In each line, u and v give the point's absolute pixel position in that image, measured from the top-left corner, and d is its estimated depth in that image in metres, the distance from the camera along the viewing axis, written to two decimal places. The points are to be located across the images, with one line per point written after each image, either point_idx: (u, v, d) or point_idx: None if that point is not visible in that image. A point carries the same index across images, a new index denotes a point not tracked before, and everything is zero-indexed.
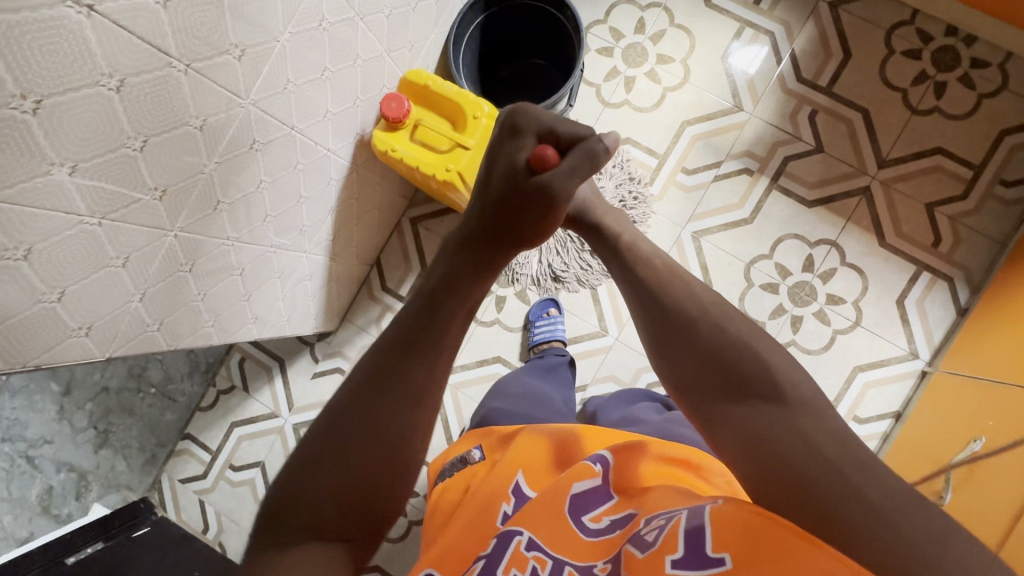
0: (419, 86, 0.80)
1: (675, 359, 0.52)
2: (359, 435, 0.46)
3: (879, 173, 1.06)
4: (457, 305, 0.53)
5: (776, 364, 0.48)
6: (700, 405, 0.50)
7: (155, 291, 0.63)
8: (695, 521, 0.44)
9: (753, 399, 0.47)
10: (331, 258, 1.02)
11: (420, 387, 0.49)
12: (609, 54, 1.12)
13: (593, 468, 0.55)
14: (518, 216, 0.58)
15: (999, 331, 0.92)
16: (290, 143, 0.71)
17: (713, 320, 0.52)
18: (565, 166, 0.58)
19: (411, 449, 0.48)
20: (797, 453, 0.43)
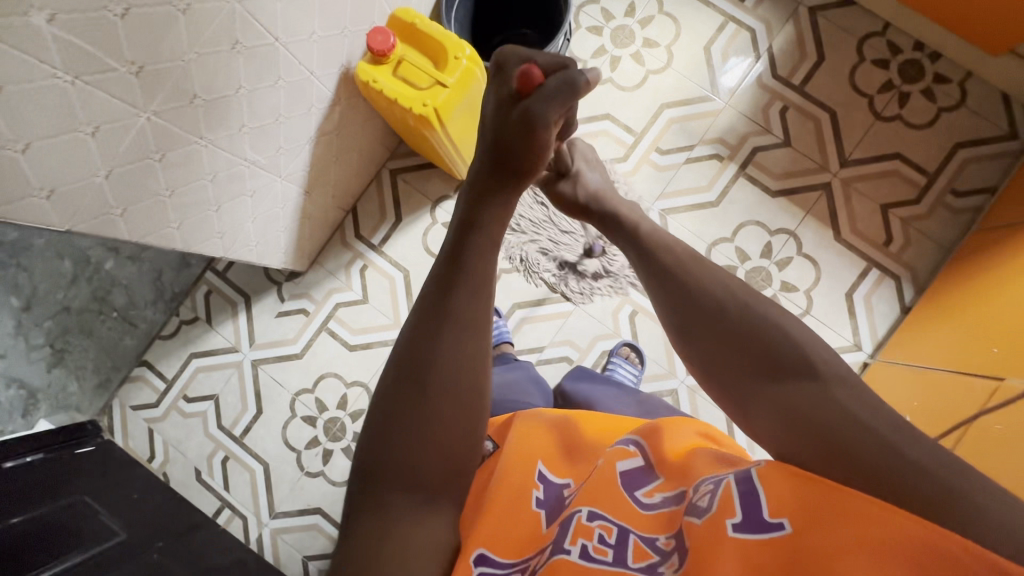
0: (407, 24, 0.83)
1: (699, 351, 0.49)
2: (421, 388, 0.44)
3: (840, 172, 1.11)
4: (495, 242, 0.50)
5: (798, 335, 0.45)
6: (733, 386, 0.47)
7: (122, 172, 0.65)
8: (746, 486, 0.43)
9: (780, 383, 0.44)
10: (306, 194, 1.04)
11: (475, 329, 0.46)
12: (598, 32, 1.17)
13: (627, 450, 0.53)
14: (511, 143, 0.51)
15: (932, 323, 0.99)
16: (274, 55, 0.73)
17: (724, 285, 0.50)
18: (551, 85, 0.50)
19: (476, 389, 0.46)
20: (839, 426, 0.41)
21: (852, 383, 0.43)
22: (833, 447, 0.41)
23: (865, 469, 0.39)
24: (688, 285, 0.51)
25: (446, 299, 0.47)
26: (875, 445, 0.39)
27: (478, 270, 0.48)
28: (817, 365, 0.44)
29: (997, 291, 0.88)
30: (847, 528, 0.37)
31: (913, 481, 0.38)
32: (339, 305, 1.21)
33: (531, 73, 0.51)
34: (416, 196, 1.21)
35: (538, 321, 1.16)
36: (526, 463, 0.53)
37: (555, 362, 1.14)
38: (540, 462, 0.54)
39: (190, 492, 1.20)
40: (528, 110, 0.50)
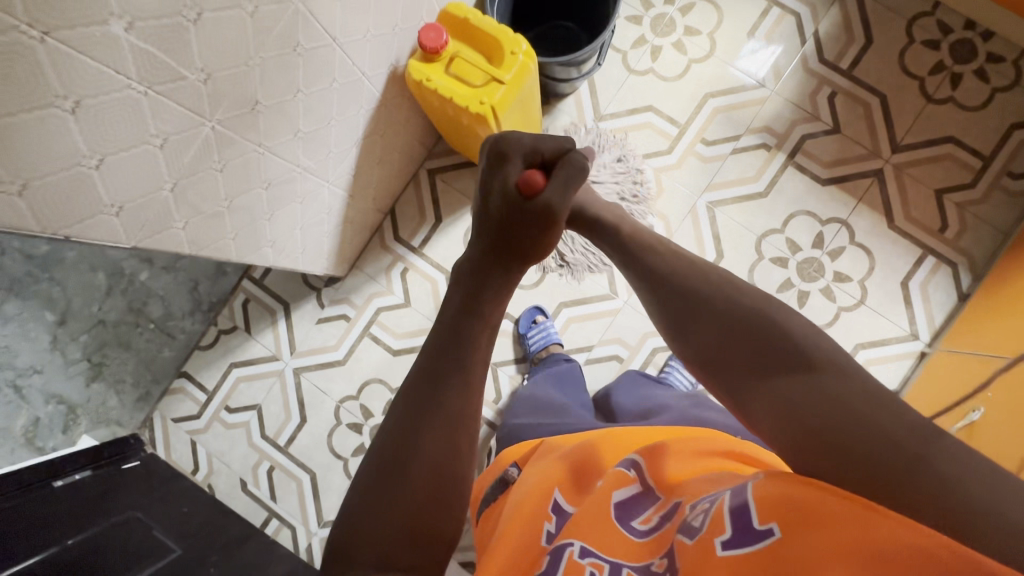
0: (459, 20, 0.80)
1: (693, 355, 0.47)
2: (401, 471, 0.45)
3: (892, 157, 1.09)
4: (484, 323, 0.52)
5: (797, 330, 0.43)
6: (730, 382, 0.44)
7: (187, 184, 0.63)
8: (738, 499, 0.42)
9: (769, 387, 0.42)
10: (349, 198, 1.02)
11: (457, 415, 0.47)
12: (638, 22, 1.14)
13: (626, 474, 0.53)
14: (516, 237, 0.56)
15: (993, 310, 0.96)
16: (331, 57, 0.71)
17: (731, 284, 0.47)
18: (555, 187, 0.56)
19: (456, 475, 0.47)
20: (847, 422, 0.38)
21: (852, 376, 0.40)
22: (836, 447, 0.38)
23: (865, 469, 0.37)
24: (681, 290, 0.49)
25: (426, 384, 0.48)
26: (871, 450, 0.37)
27: (460, 356, 0.49)
28: (820, 357, 0.41)
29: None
30: (841, 542, 0.36)
31: (912, 490, 0.35)
32: (381, 310, 1.19)
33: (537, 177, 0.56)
34: (455, 195, 1.18)
35: (586, 320, 1.14)
36: (538, 495, 0.55)
37: (605, 361, 1.13)
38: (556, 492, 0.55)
39: (237, 503, 1.19)
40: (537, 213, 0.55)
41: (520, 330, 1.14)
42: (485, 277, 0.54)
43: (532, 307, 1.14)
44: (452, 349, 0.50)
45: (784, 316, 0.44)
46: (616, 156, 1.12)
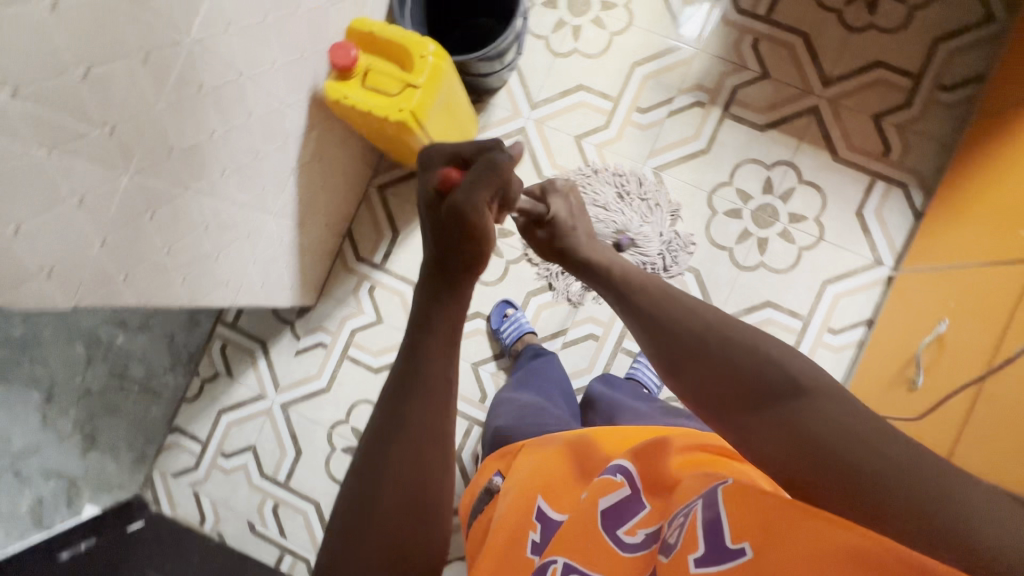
0: (365, 34, 0.82)
1: (683, 390, 0.46)
2: (373, 502, 0.45)
3: (825, 92, 1.09)
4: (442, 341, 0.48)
5: (781, 358, 0.41)
6: (729, 417, 0.42)
7: (117, 238, 0.64)
8: (710, 512, 0.43)
9: (761, 416, 0.40)
10: (299, 226, 1.03)
11: (429, 437, 0.46)
12: (554, 6, 1.15)
13: (613, 480, 0.50)
14: (444, 245, 0.49)
15: (952, 225, 0.96)
16: (240, 90, 0.72)
17: (717, 315, 0.46)
18: (469, 176, 0.50)
19: (433, 494, 0.46)
20: (837, 445, 0.37)
21: (841, 398, 0.39)
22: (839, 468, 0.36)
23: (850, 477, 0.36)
24: (665, 322, 0.48)
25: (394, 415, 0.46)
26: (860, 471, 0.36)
27: (417, 379, 0.47)
28: (810, 386, 0.40)
29: (993, 186, 0.89)
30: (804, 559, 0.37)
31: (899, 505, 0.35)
32: (355, 331, 1.20)
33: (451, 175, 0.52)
34: (407, 206, 1.20)
35: (556, 305, 1.15)
36: (522, 504, 0.53)
37: (582, 341, 1.14)
38: (539, 499, 0.53)
39: (249, 546, 1.20)
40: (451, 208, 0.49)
41: (494, 326, 1.15)
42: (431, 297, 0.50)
43: (501, 302, 1.16)
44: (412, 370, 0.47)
45: (757, 341, 0.43)
46: (556, 142, 1.15)
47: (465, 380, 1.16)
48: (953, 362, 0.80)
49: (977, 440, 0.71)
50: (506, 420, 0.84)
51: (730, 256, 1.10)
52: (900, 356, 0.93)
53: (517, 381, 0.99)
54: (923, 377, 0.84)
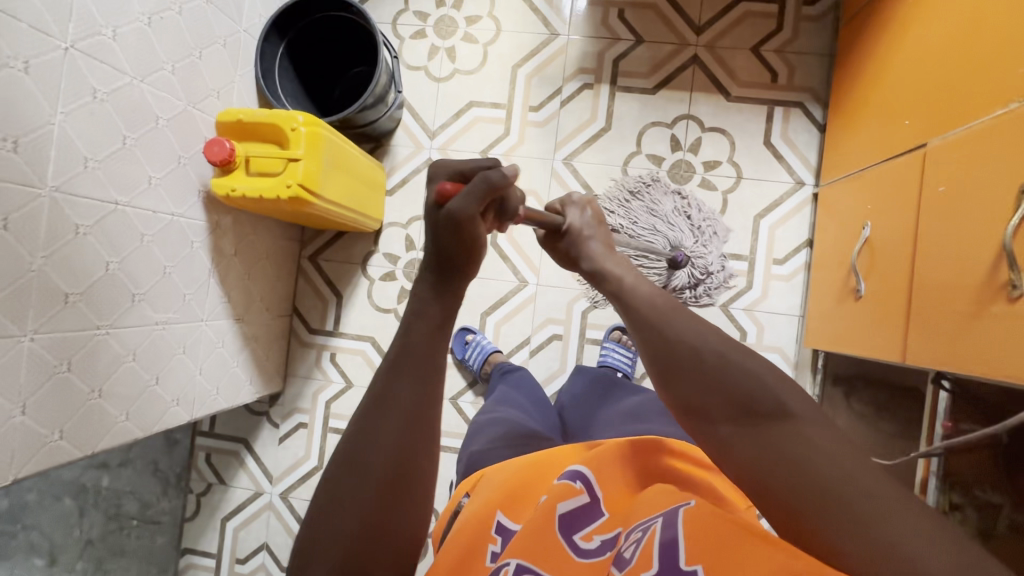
0: (234, 123, 0.83)
1: (674, 402, 0.42)
2: (359, 463, 0.43)
3: (700, 40, 1.12)
4: (435, 323, 0.46)
5: (778, 386, 0.39)
6: (718, 433, 0.40)
7: (39, 399, 0.65)
8: (670, 532, 0.43)
9: (746, 435, 0.38)
10: (238, 321, 1.03)
11: (421, 412, 0.45)
12: (423, 35, 1.17)
13: (573, 487, 0.50)
14: (440, 249, 0.46)
15: (846, 129, 0.98)
16: (123, 218, 0.72)
17: (722, 337, 0.42)
18: (465, 194, 0.44)
19: (421, 473, 0.44)
20: (821, 471, 0.35)
21: (836, 438, 0.37)
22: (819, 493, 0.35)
23: (821, 500, 0.35)
24: (664, 337, 0.43)
25: (385, 380, 0.45)
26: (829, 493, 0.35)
27: (411, 349, 0.45)
28: (800, 416, 0.38)
29: (872, 83, 0.90)
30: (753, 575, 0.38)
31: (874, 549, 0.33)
32: (330, 403, 1.20)
33: (450, 186, 0.45)
34: (342, 267, 1.20)
35: (511, 318, 1.15)
36: (477, 520, 0.52)
37: (547, 345, 1.15)
38: (499, 513, 0.52)
39: None
40: (449, 217, 0.44)
41: (459, 356, 1.15)
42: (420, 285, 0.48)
43: (459, 330, 1.16)
44: (406, 343, 0.45)
45: (758, 369, 0.40)
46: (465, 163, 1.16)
47: (447, 417, 1.16)
48: (885, 263, 0.81)
49: (922, 337, 0.71)
50: (485, 445, 0.79)
51: None
52: (840, 267, 0.94)
53: (493, 398, 0.96)
54: (864, 283, 0.85)
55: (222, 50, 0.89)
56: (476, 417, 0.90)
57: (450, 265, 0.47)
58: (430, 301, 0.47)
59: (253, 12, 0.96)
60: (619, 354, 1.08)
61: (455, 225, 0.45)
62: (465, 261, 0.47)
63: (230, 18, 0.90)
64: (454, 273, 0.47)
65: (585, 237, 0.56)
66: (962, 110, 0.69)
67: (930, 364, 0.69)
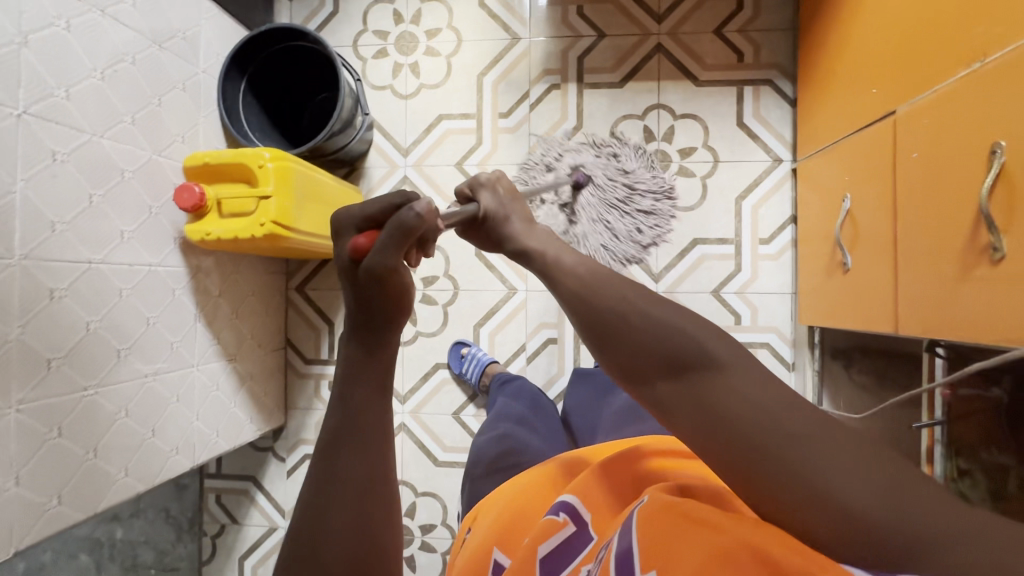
0: (201, 167, 0.83)
1: (616, 370, 0.40)
2: (312, 552, 0.40)
3: (662, 28, 1.11)
4: (377, 387, 0.44)
5: (704, 336, 0.37)
6: (652, 394, 0.39)
7: (33, 468, 0.64)
8: (626, 541, 0.38)
9: (683, 390, 0.37)
10: (231, 360, 1.02)
11: (373, 482, 0.43)
12: (385, 54, 1.16)
13: (557, 520, 0.49)
14: (364, 304, 0.43)
15: (817, 101, 0.97)
16: (98, 276, 0.72)
17: (648, 295, 0.41)
18: (382, 245, 0.42)
19: (383, 546, 0.42)
20: (758, 427, 0.34)
21: (777, 387, 0.35)
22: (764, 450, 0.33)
23: (767, 460, 0.33)
24: (593, 306, 0.42)
25: (328, 450, 0.43)
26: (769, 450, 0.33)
27: (353, 422, 0.43)
28: (733, 368, 0.36)
29: (836, 53, 0.89)
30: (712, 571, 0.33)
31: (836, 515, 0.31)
32: None
33: (364, 239, 0.44)
34: (330, 294, 1.19)
35: (504, 326, 1.15)
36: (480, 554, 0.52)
37: (543, 350, 1.14)
38: (494, 551, 0.52)
39: None
40: (367, 271, 0.42)
41: (456, 370, 1.15)
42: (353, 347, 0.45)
43: (454, 344, 1.16)
44: (347, 416, 0.43)
45: (680, 322, 0.39)
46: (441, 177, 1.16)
47: (452, 432, 1.16)
48: (868, 233, 0.80)
49: (911, 305, 0.70)
50: (486, 468, 0.77)
51: None
52: (826, 240, 0.94)
53: (495, 413, 0.96)
54: (850, 256, 0.85)
55: (183, 94, 0.88)
56: (478, 438, 0.90)
57: (376, 319, 0.44)
58: (370, 364, 0.44)
59: (210, 52, 0.95)
60: None
61: (378, 275, 0.42)
62: (395, 310, 0.44)
63: (187, 61, 0.89)
64: (384, 324, 0.45)
65: (507, 218, 0.54)
66: (926, 74, 0.68)
67: (922, 332, 0.69)
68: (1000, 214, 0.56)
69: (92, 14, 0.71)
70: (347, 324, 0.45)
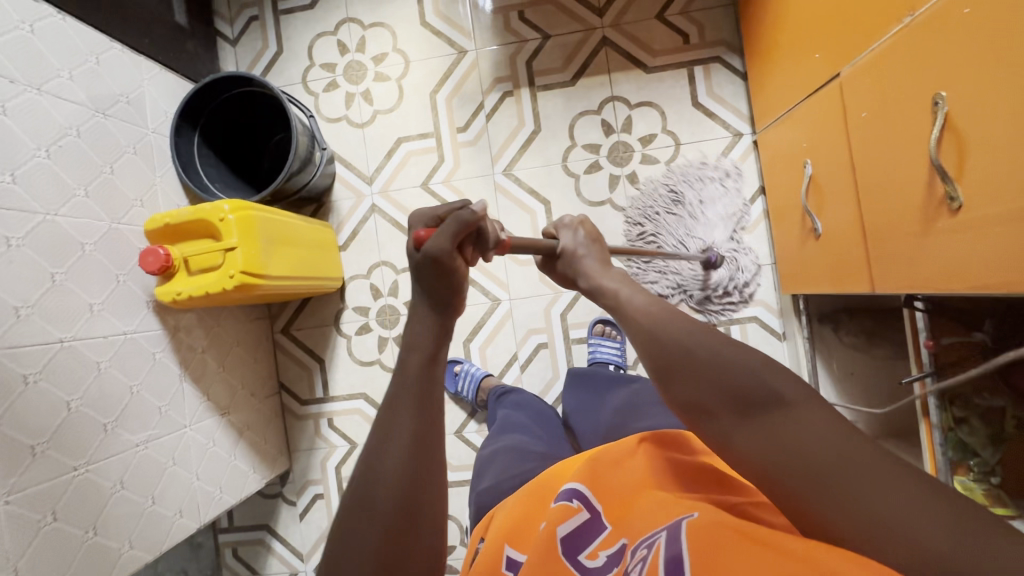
0: (164, 229, 0.82)
1: (675, 400, 0.43)
2: (368, 504, 0.41)
3: (604, 21, 1.11)
4: (428, 354, 0.46)
5: (769, 373, 0.40)
6: (712, 426, 0.41)
7: (31, 557, 0.64)
8: (673, 548, 0.41)
9: (741, 423, 0.39)
10: (224, 413, 1.01)
11: (427, 444, 0.43)
12: (336, 86, 1.17)
13: (571, 506, 0.53)
14: (428, 291, 0.46)
15: (765, 73, 0.97)
16: (73, 354, 0.72)
17: (719, 338, 0.43)
18: (448, 240, 0.44)
19: (430, 509, 0.42)
20: (801, 442, 0.36)
21: (824, 408, 0.38)
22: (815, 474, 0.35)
23: (798, 467, 0.36)
24: (658, 341, 0.45)
25: (385, 419, 0.43)
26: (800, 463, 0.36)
27: (408, 384, 0.44)
28: (788, 393, 0.38)
29: (775, 23, 0.90)
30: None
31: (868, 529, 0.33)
32: (339, 467, 1.18)
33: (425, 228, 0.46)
34: (317, 332, 1.18)
35: (494, 339, 1.15)
36: (494, 549, 0.54)
37: (535, 356, 1.14)
38: (506, 548, 0.53)
39: None
40: (427, 258, 0.44)
41: (452, 389, 1.14)
42: (417, 321, 0.47)
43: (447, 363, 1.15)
44: (404, 388, 0.44)
45: (725, 353, 0.42)
46: (409, 200, 1.15)
47: (457, 451, 1.15)
48: (833, 195, 0.80)
49: (884, 262, 0.70)
50: (488, 480, 0.77)
51: (613, 206, 1.11)
52: (794, 208, 0.94)
53: (497, 425, 0.95)
54: (819, 221, 0.85)
55: (135, 157, 0.88)
56: (482, 449, 0.90)
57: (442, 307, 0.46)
58: (427, 332, 0.46)
59: (158, 110, 0.95)
60: (608, 347, 1.08)
61: (445, 268, 0.45)
62: (449, 301, 0.47)
63: (135, 124, 0.89)
64: (445, 312, 0.47)
65: (580, 258, 0.60)
66: (861, 35, 0.68)
67: (899, 288, 0.68)
68: (951, 164, 0.56)
69: (29, 94, 0.71)
70: (416, 301, 0.47)
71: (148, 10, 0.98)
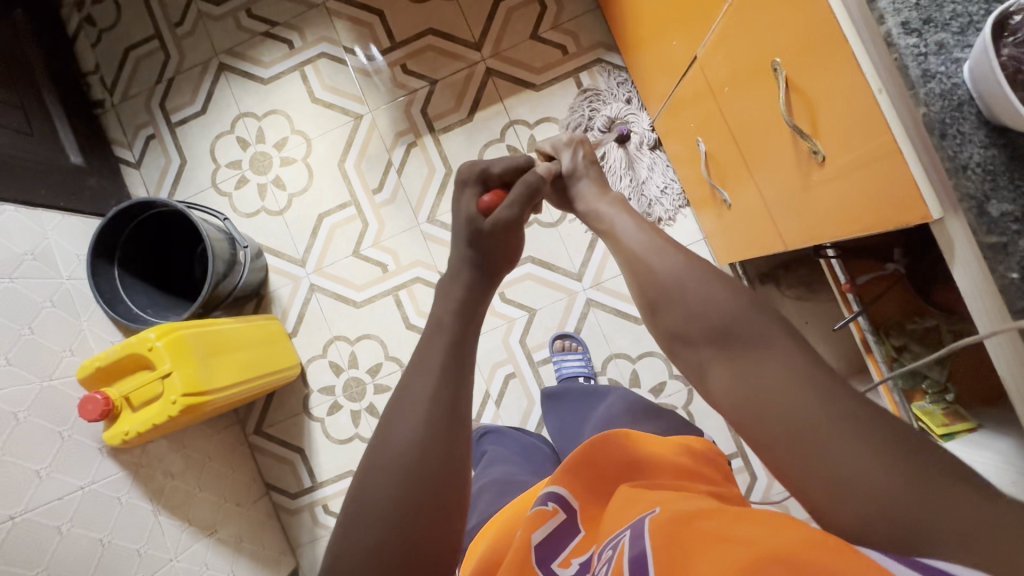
0: (98, 372, 0.82)
1: (662, 330, 0.47)
2: (383, 464, 0.39)
3: (484, 53, 1.15)
4: (454, 330, 0.46)
5: (757, 310, 0.42)
6: (695, 355, 0.44)
7: None
8: (637, 546, 0.40)
9: (722, 356, 0.42)
10: (213, 530, 0.98)
11: (458, 407, 0.43)
12: (245, 181, 1.18)
13: (546, 509, 0.52)
14: (483, 246, 0.51)
15: (640, 65, 1.01)
16: (27, 527, 0.71)
17: (699, 271, 0.46)
18: (511, 199, 0.53)
19: (456, 482, 0.40)
20: (780, 407, 0.38)
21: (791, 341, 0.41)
22: (798, 437, 0.36)
23: (780, 427, 0.37)
24: (653, 272, 0.48)
25: (410, 384, 0.43)
26: (779, 414, 0.38)
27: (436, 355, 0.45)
28: (773, 335, 0.41)
29: (634, 18, 0.93)
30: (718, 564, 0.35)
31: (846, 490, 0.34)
32: None
33: (488, 197, 0.55)
34: (290, 422, 1.17)
35: None
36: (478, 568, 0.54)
37: (506, 388, 1.14)
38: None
39: None
40: (491, 218, 0.51)
41: None
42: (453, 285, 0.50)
43: None
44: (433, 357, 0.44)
45: (721, 296, 0.44)
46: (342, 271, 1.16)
47: None
48: (727, 165, 0.82)
49: (785, 220, 0.72)
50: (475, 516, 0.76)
51: (539, 224, 1.15)
52: (703, 185, 0.96)
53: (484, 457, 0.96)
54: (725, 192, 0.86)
55: (54, 308, 0.88)
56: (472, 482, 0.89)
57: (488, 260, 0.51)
58: (454, 304, 0.48)
59: (69, 255, 0.95)
60: (572, 360, 1.08)
61: (504, 222, 0.51)
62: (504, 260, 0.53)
63: (48, 276, 0.89)
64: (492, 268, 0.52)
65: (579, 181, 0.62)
66: (700, 17, 0.71)
67: (806, 241, 0.70)
68: (804, 122, 0.58)
69: None
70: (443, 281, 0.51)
71: (40, 161, 0.99)
